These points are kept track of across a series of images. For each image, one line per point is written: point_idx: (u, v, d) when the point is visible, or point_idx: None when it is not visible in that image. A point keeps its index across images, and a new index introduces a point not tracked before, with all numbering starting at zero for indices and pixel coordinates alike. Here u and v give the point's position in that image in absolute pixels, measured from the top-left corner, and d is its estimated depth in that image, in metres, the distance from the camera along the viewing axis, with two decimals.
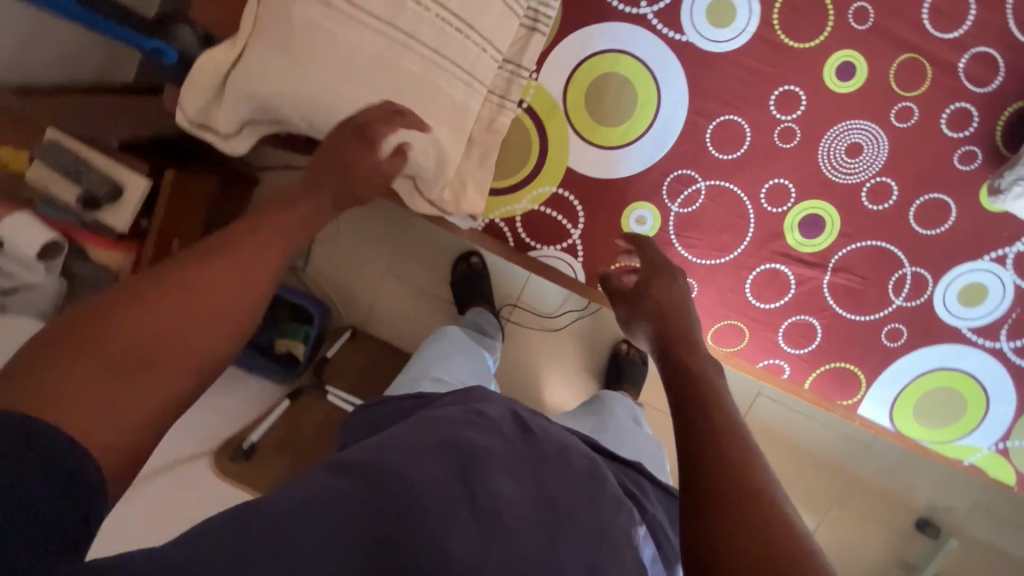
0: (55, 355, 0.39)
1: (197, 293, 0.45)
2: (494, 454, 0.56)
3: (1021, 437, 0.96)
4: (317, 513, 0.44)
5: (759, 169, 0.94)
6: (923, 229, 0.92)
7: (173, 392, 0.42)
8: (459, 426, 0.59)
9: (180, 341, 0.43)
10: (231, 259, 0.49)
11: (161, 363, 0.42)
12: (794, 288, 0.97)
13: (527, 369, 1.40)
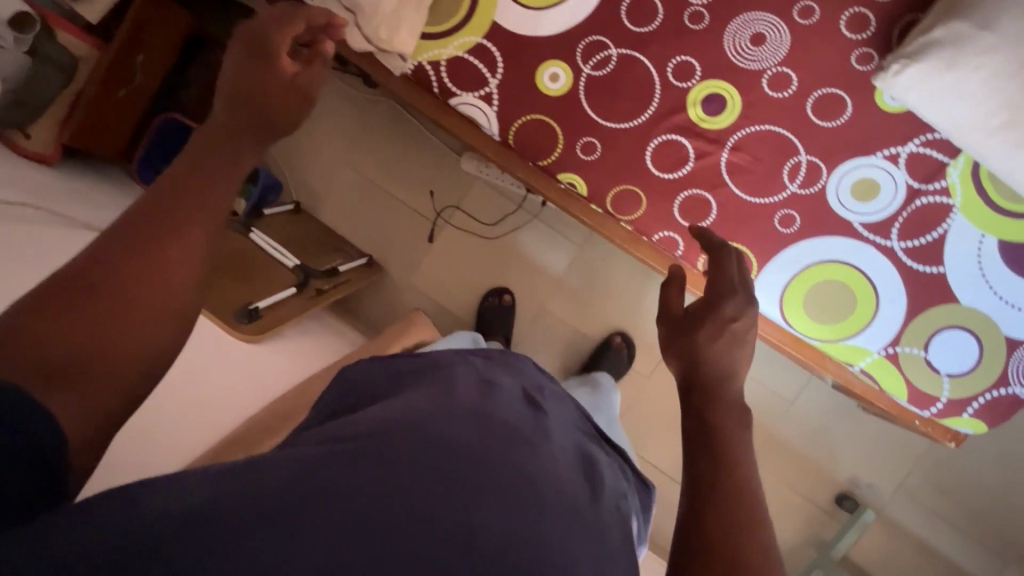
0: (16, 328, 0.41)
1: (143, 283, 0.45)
2: (517, 434, 0.61)
3: (911, 345, 1.00)
4: (378, 482, 0.49)
5: (667, 45, 1.02)
6: (820, 122, 1.01)
7: (121, 373, 0.44)
8: (476, 399, 0.65)
9: (127, 329, 0.44)
10: (215, 169, 0.51)
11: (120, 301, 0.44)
12: (691, 163, 1.03)
13: (463, 269, 1.49)
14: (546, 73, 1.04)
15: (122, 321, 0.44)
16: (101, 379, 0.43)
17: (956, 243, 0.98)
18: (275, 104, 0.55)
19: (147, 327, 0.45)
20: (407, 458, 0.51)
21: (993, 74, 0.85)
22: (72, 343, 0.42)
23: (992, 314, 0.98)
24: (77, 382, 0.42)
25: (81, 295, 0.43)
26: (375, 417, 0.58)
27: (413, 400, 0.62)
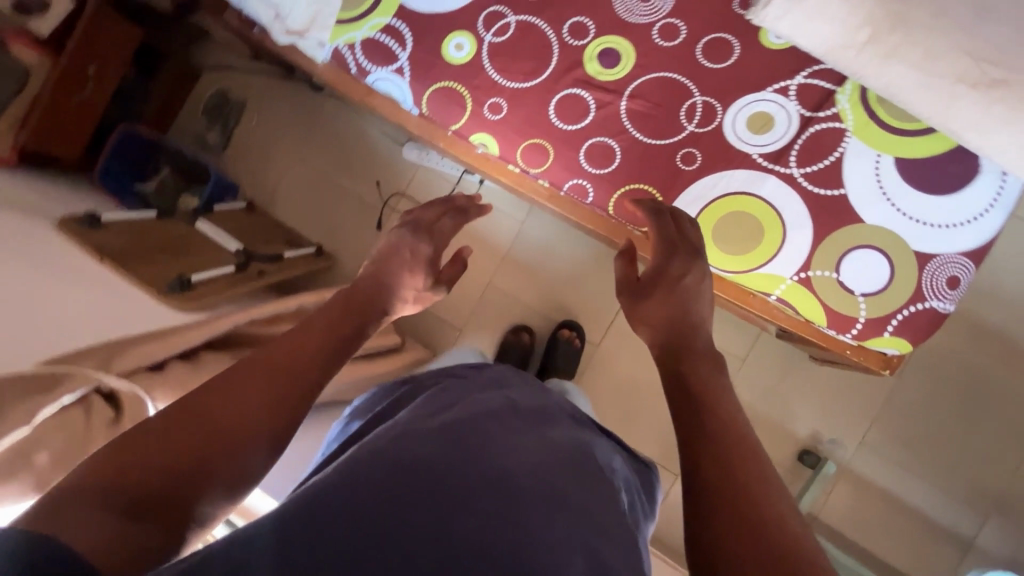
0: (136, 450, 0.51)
1: (231, 396, 0.58)
2: (492, 437, 0.60)
3: (823, 269, 1.01)
4: (339, 521, 0.48)
5: (561, 8, 1.09)
6: (711, 64, 1.06)
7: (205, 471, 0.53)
8: (454, 410, 0.64)
9: (215, 435, 0.55)
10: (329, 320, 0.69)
11: (210, 418, 0.56)
12: (593, 113, 1.08)
13: None
14: (451, 43, 1.11)
15: (203, 460, 0.53)
16: (182, 505, 0.52)
17: (855, 164, 1.00)
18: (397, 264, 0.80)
19: (230, 434, 0.56)
20: (370, 487, 0.51)
21: None
22: (156, 470, 0.51)
23: (900, 231, 0.99)
24: (159, 512, 0.50)
25: (182, 449, 0.53)
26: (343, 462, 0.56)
27: (381, 432, 0.61)
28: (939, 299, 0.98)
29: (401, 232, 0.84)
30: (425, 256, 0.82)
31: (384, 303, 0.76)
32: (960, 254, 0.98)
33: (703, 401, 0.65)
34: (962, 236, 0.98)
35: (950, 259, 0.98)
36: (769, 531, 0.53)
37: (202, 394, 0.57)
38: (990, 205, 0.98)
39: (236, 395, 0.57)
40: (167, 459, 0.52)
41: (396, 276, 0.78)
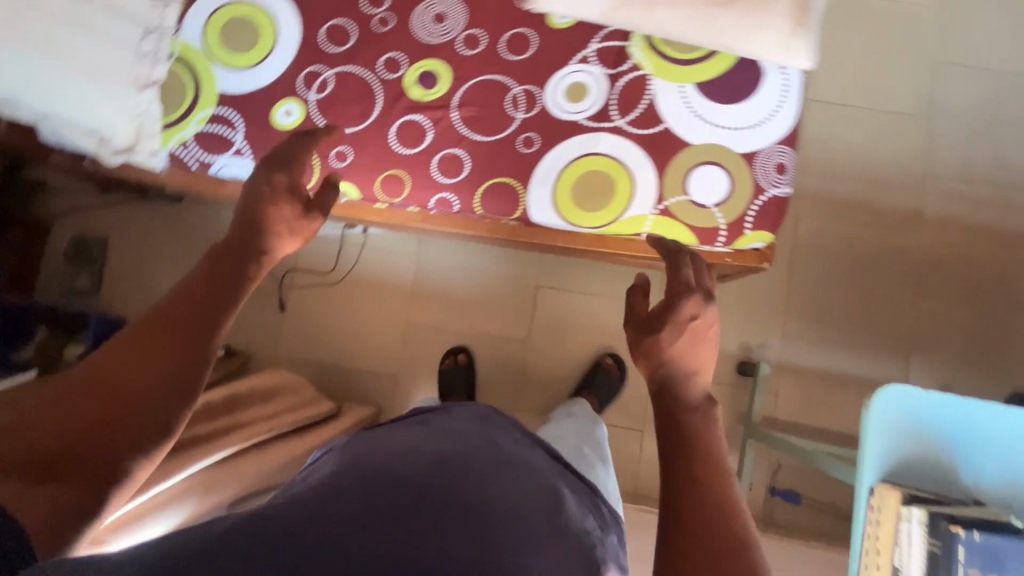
0: (42, 419, 0.63)
1: (119, 368, 0.67)
2: (474, 469, 0.69)
3: (676, 195, 1.11)
4: (335, 521, 0.58)
5: (370, 51, 1.17)
6: (516, 56, 1.16)
7: (112, 426, 0.65)
8: (447, 448, 0.73)
9: (113, 398, 0.66)
10: (207, 284, 0.75)
11: (107, 384, 0.66)
12: (431, 131, 1.15)
13: (325, 321, 1.54)
14: (281, 110, 1.15)
15: (92, 435, 0.64)
16: (87, 471, 0.63)
17: (665, 100, 1.12)
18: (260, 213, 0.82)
19: (125, 395, 0.66)
20: (363, 498, 0.61)
21: None
22: (64, 439, 0.63)
23: (722, 140, 1.11)
24: (72, 471, 0.62)
25: (70, 429, 0.63)
26: (335, 472, 0.67)
27: (374, 453, 0.71)
28: (776, 184, 1.10)
29: (254, 171, 0.86)
30: (284, 185, 0.84)
31: (255, 248, 0.80)
32: (777, 142, 1.11)
33: (695, 445, 0.76)
34: (772, 126, 1.11)
35: (769, 149, 1.11)
36: (718, 548, 0.67)
37: (81, 383, 0.66)
38: (783, 94, 1.12)
39: (110, 376, 0.67)
40: (64, 438, 0.62)
41: (261, 217, 0.82)
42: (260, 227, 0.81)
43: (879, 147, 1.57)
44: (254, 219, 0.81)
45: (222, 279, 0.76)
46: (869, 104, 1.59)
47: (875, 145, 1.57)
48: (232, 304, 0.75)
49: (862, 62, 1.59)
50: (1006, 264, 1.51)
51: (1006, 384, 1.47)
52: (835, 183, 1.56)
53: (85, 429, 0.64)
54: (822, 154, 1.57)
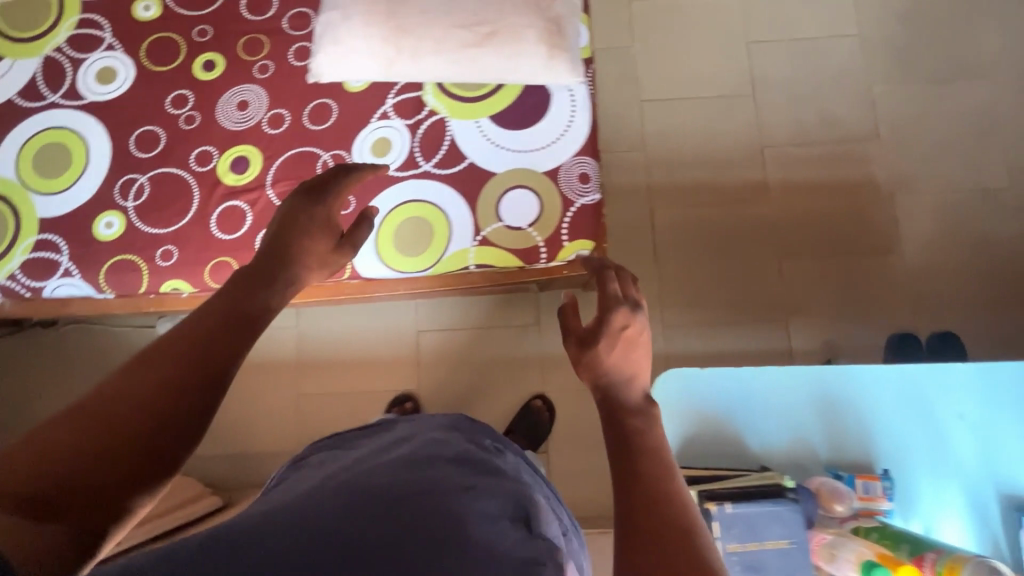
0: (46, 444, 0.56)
1: (120, 393, 0.61)
2: (455, 484, 0.66)
3: (491, 223, 1.15)
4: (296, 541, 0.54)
5: (181, 149, 1.21)
6: (320, 126, 1.21)
7: (112, 459, 0.58)
8: (445, 463, 0.70)
9: (112, 428, 0.59)
10: (242, 294, 0.72)
11: (104, 413, 0.59)
12: (250, 212, 1.17)
13: (218, 413, 1.53)
14: (101, 223, 1.18)
15: (100, 465, 0.57)
16: (87, 507, 0.55)
17: (465, 137, 1.17)
18: (288, 236, 0.81)
19: (114, 427, 0.59)
20: (344, 520, 0.58)
21: (363, 20, 1.07)
22: (58, 472, 0.55)
23: (525, 163, 1.16)
24: (70, 507, 0.54)
25: (86, 452, 0.57)
26: (315, 490, 0.65)
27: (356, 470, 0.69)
28: (583, 193, 1.15)
29: (293, 196, 0.85)
30: (319, 211, 0.83)
31: (278, 274, 0.77)
32: (576, 154, 1.16)
33: (643, 451, 0.68)
34: (569, 140, 1.16)
35: (570, 160, 1.16)
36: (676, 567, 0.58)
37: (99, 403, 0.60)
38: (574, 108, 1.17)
39: (121, 398, 0.60)
40: (76, 464, 0.56)
41: (295, 249, 0.80)
42: (284, 251, 0.79)
43: (715, 130, 1.63)
44: (286, 245, 0.79)
45: (244, 298, 0.71)
46: (697, 92, 1.66)
47: (711, 129, 1.63)
48: (251, 332, 0.70)
49: (681, 57, 1.68)
50: (856, 214, 1.57)
51: (885, 328, 1.50)
52: (681, 172, 1.61)
53: (80, 464, 0.56)
54: (664, 147, 1.63)
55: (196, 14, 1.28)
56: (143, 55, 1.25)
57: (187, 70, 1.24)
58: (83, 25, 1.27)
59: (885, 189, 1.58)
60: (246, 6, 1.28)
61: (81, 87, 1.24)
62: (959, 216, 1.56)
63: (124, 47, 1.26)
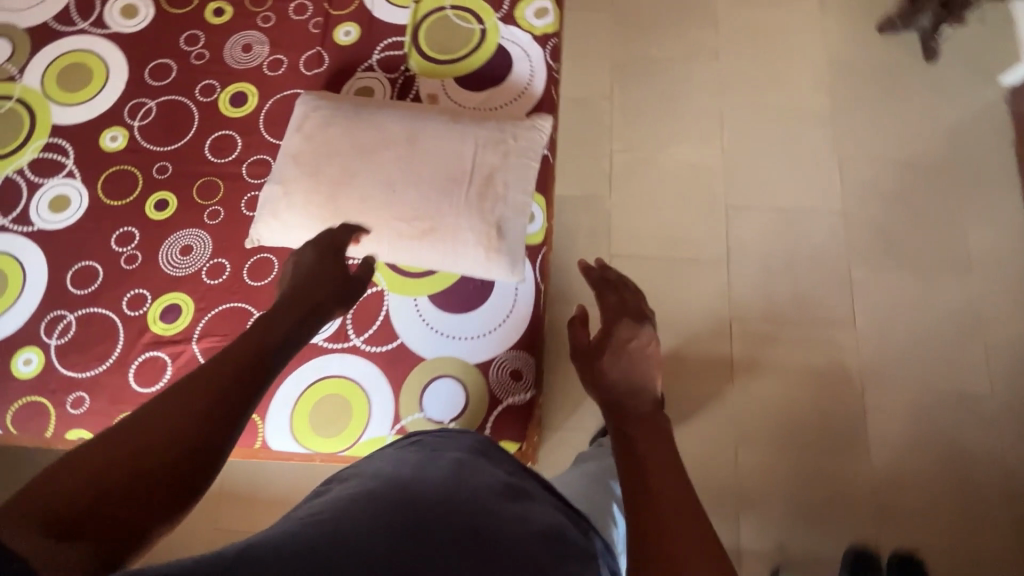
0: (75, 464, 0.56)
1: (152, 418, 0.62)
2: (496, 510, 0.69)
3: (414, 412, 1.09)
4: (360, 539, 0.58)
5: (117, 289, 1.18)
6: (258, 282, 1.18)
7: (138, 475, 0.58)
8: (481, 487, 0.73)
9: (145, 448, 0.60)
10: (257, 327, 0.79)
11: (135, 434, 0.60)
12: (171, 366, 1.13)
13: None
14: (20, 358, 1.15)
15: (124, 484, 0.57)
16: (103, 533, 0.54)
17: (401, 315, 1.13)
18: (325, 275, 0.92)
19: (145, 448, 0.60)
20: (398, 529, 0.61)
21: (304, 198, 1.04)
22: (89, 488, 0.55)
23: (456, 351, 1.11)
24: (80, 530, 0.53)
25: (118, 467, 0.57)
26: (361, 491, 0.68)
27: (399, 478, 0.72)
28: (511, 393, 1.09)
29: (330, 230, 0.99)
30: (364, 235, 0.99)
31: (307, 306, 0.87)
32: (512, 346, 1.10)
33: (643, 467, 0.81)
34: (506, 330, 1.11)
35: (503, 354, 1.10)
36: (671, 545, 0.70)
37: (129, 425, 0.61)
38: (517, 296, 1.13)
39: (149, 418, 0.62)
40: (105, 480, 0.56)
41: (323, 276, 0.92)
42: (308, 283, 0.89)
43: (683, 293, 1.58)
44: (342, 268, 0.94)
45: (272, 332, 0.79)
46: (668, 251, 1.62)
47: (679, 292, 1.58)
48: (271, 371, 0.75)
49: (656, 213, 1.65)
50: (823, 403, 1.48)
51: (844, 538, 1.39)
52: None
53: (105, 482, 0.56)
54: None
55: (159, 149, 1.28)
56: (100, 185, 1.25)
57: (139, 206, 1.24)
58: (49, 148, 1.28)
59: (856, 379, 1.50)
60: (210, 147, 1.28)
61: (32, 213, 1.24)
62: (934, 419, 1.46)
63: (83, 175, 1.26)
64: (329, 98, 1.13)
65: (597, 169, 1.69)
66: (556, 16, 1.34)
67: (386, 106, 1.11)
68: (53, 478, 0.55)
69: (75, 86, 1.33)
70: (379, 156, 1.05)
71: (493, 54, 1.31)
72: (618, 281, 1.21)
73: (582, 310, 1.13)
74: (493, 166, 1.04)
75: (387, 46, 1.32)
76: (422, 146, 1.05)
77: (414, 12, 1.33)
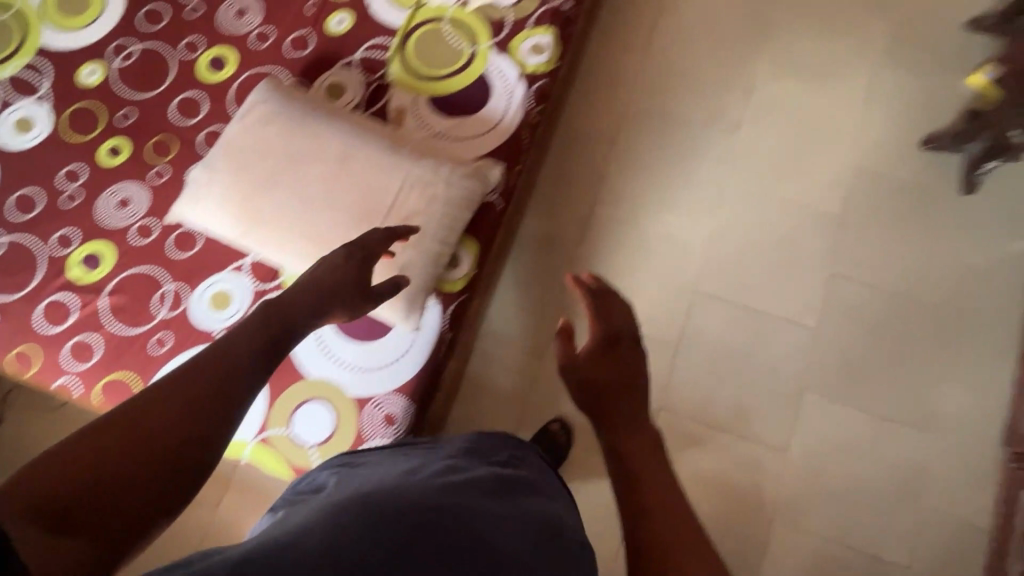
0: (96, 443, 0.64)
1: (159, 406, 0.68)
2: (483, 505, 0.67)
3: (281, 426, 1.08)
4: (356, 551, 0.55)
5: (50, 223, 1.21)
6: (177, 253, 1.18)
7: (160, 450, 0.66)
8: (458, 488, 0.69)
9: (154, 434, 0.66)
10: (253, 324, 0.82)
11: (154, 420, 0.67)
12: (76, 313, 1.16)
13: None
14: None
15: (147, 460, 0.65)
16: (109, 513, 0.62)
17: None
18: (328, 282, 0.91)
19: (167, 427, 0.67)
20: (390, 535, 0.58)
21: (223, 191, 1.03)
22: (103, 468, 0.63)
23: (339, 378, 1.09)
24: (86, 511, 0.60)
25: (142, 452, 0.65)
26: (336, 501, 0.64)
27: (392, 475, 0.71)
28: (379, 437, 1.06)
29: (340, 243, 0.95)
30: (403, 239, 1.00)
31: (313, 312, 0.88)
32: (393, 390, 1.08)
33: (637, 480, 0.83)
34: (393, 371, 1.09)
35: (382, 396, 1.07)
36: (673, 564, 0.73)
37: (134, 418, 0.66)
38: (414, 340, 1.09)
39: (161, 405, 0.68)
40: (128, 460, 0.64)
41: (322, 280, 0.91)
42: (326, 283, 0.91)
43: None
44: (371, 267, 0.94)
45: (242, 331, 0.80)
46: None
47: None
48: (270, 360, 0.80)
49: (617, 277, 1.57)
50: (724, 520, 1.43)
51: None
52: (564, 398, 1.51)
53: (129, 460, 0.64)
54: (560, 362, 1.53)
55: (129, 95, 1.29)
56: (64, 117, 1.27)
57: (95, 147, 1.25)
58: (30, 68, 1.30)
59: (766, 507, 1.43)
60: (176, 106, 1.27)
61: None
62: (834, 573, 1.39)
63: (53, 103, 1.28)
64: (281, 92, 1.09)
65: (572, 215, 1.62)
66: (552, 56, 1.27)
67: (332, 114, 1.07)
68: (49, 470, 0.60)
69: (70, 11, 1.32)
70: (305, 169, 1.02)
71: (474, 81, 1.25)
72: (611, 294, 1.06)
73: (568, 324, 1.01)
74: (410, 211, 1.01)
75: (372, 45, 1.28)
76: (348, 171, 1.02)
77: (410, 17, 1.29)
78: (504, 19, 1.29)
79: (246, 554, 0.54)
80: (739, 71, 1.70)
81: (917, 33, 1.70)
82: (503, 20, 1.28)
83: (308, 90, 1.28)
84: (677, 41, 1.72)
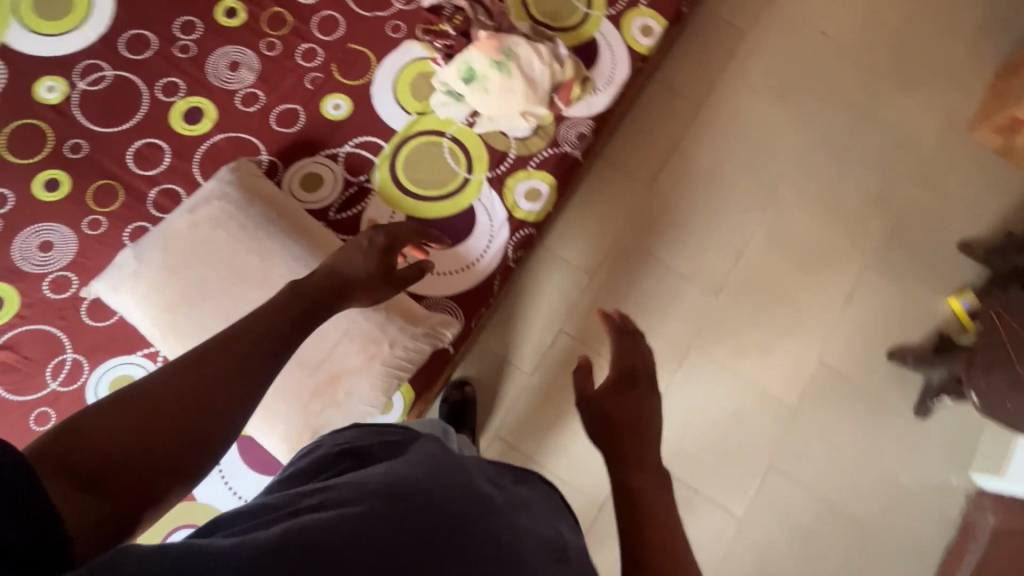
0: (109, 409, 0.53)
1: (194, 363, 0.59)
2: (503, 513, 0.59)
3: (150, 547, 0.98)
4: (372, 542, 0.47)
5: None
6: (89, 321, 1.06)
7: (193, 410, 0.57)
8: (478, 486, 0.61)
9: (190, 391, 0.57)
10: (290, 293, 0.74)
11: (189, 383, 0.57)
12: None
13: None
14: None
15: (178, 421, 0.56)
16: (126, 488, 0.52)
17: None
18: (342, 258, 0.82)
19: (201, 391, 0.58)
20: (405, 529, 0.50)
21: (148, 287, 0.94)
22: (127, 437, 0.53)
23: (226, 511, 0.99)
24: (101, 482, 0.50)
25: (170, 416, 0.55)
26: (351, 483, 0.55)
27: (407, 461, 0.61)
28: None
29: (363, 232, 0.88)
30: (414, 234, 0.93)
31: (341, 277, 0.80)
32: None
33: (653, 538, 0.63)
34: None
35: None
36: None
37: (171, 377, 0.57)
38: None
39: (195, 365, 0.59)
40: (151, 428, 0.54)
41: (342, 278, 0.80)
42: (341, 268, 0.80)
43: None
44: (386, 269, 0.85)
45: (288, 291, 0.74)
46: (552, 458, 1.51)
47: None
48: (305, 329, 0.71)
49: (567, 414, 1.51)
50: None
51: None
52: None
53: (157, 425, 0.55)
54: None
55: (88, 124, 1.17)
56: (6, 131, 1.14)
57: (33, 172, 1.13)
58: None
59: None
60: (135, 150, 1.16)
61: None
62: None
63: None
64: (244, 189, 1.00)
65: (534, 337, 1.57)
66: (546, 205, 1.20)
67: (291, 232, 0.98)
68: (83, 430, 0.51)
69: (48, 13, 1.20)
70: (244, 289, 0.93)
71: (460, 211, 1.18)
72: (642, 338, 0.80)
73: (588, 360, 0.77)
74: (344, 368, 0.92)
75: (363, 142, 1.19)
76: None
77: (411, 122, 1.21)
78: (508, 150, 1.22)
79: (242, 541, 0.44)
80: (735, 233, 1.68)
81: (912, 241, 1.72)
82: (507, 152, 1.22)
83: (283, 169, 1.18)
84: (682, 186, 1.70)
